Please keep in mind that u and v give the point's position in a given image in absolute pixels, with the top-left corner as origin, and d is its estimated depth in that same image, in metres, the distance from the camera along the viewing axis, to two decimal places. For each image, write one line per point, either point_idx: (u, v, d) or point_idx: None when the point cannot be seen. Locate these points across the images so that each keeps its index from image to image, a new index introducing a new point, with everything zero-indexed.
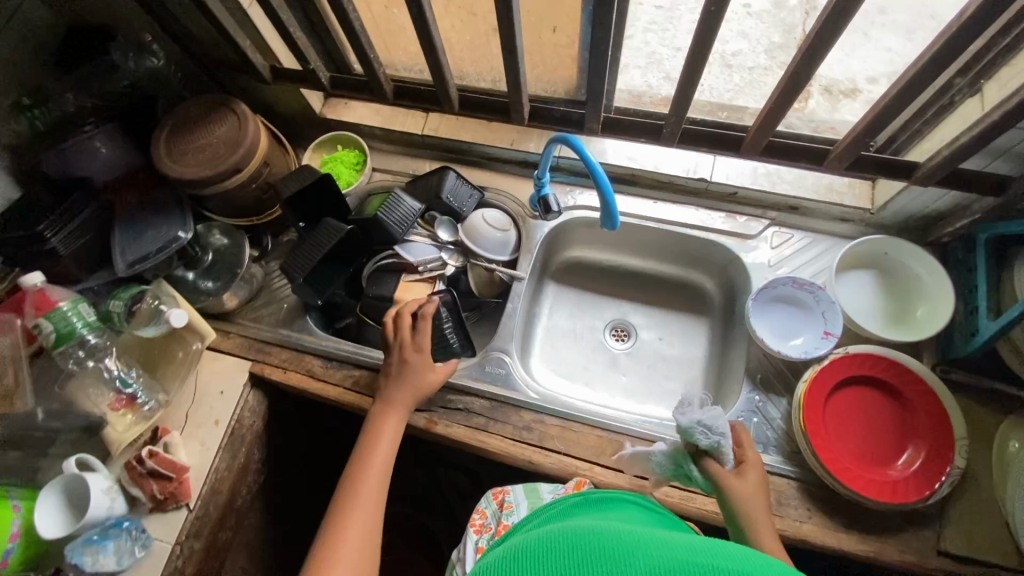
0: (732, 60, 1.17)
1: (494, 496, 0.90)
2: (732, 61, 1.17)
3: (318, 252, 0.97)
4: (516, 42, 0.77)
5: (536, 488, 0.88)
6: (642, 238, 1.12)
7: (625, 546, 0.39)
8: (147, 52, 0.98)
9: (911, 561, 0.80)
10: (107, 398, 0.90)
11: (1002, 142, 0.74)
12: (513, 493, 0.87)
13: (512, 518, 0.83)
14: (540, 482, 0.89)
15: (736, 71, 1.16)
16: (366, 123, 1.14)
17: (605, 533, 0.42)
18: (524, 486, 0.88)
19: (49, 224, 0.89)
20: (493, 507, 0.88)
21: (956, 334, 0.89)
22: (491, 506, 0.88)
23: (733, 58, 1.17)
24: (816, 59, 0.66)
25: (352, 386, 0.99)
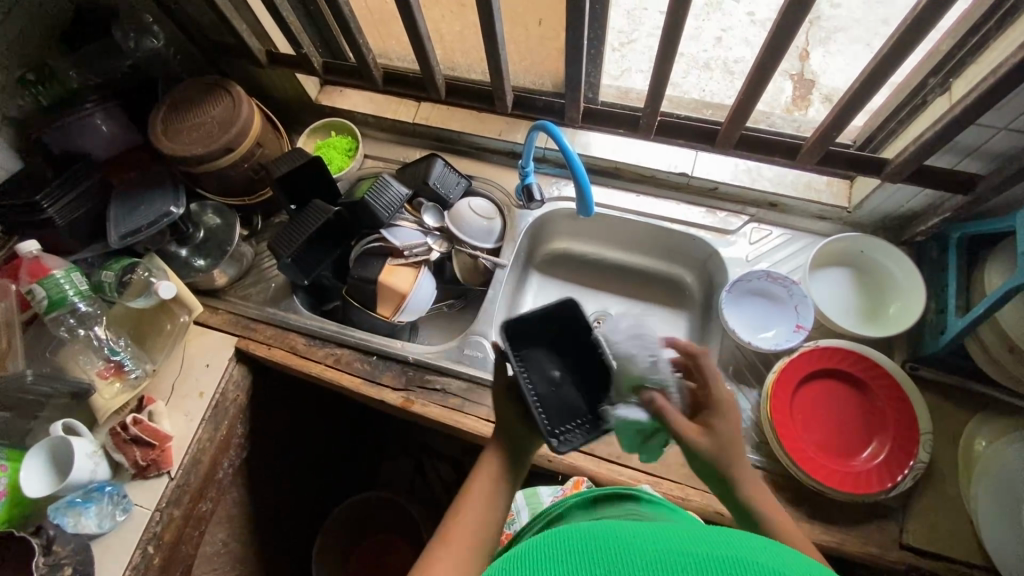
0: (734, 67, 1.10)
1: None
2: (734, 68, 1.11)
3: (304, 231, 1.01)
4: (495, 29, 0.79)
5: (536, 493, 0.95)
6: (625, 231, 1.14)
7: (616, 542, 0.39)
8: (148, 34, 1.01)
9: (873, 553, 0.81)
10: (95, 366, 0.95)
11: (968, 140, 0.76)
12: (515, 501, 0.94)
13: (514, 526, 0.91)
14: (540, 487, 0.95)
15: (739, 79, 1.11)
16: (360, 111, 1.17)
17: (591, 531, 0.42)
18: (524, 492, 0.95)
19: (46, 195, 0.93)
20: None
21: (926, 332, 0.90)
22: None
23: (735, 64, 1.10)
24: (780, 49, 0.69)
25: (334, 364, 1.02)
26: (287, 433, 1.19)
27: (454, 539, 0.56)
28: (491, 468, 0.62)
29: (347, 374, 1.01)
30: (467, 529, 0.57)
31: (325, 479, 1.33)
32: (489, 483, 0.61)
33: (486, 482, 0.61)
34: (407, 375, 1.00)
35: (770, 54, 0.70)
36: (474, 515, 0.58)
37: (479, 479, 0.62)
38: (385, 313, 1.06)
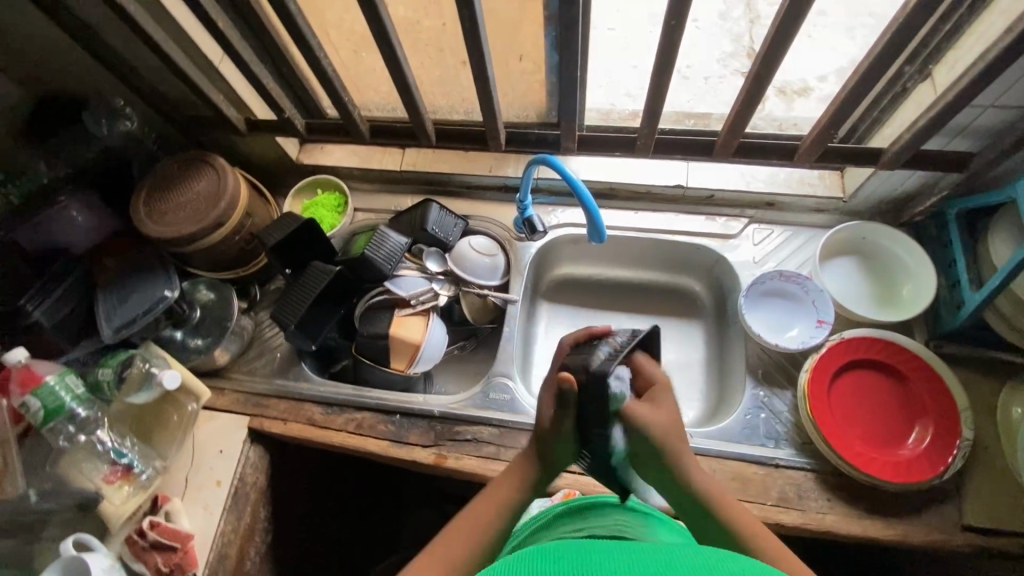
0: (688, 72, 1.16)
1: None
2: (688, 73, 1.16)
3: (308, 296, 0.97)
4: (487, 71, 0.79)
5: (525, 507, 0.90)
6: (628, 249, 1.14)
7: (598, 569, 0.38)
8: (120, 116, 0.97)
9: (937, 540, 0.80)
10: (101, 472, 0.87)
11: (961, 120, 0.78)
12: None
13: None
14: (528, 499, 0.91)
15: (692, 82, 1.15)
16: (344, 165, 1.15)
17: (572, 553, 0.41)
18: (512, 506, 0.91)
19: (30, 297, 0.90)
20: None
21: (942, 309, 0.91)
22: None
23: (688, 69, 1.16)
24: (776, 59, 0.70)
25: (356, 430, 0.97)
26: (310, 507, 1.13)
27: (456, 535, 0.61)
28: (516, 480, 0.65)
29: (372, 438, 0.96)
30: (472, 523, 0.61)
31: (354, 550, 1.26)
32: (513, 489, 0.65)
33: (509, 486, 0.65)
34: (435, 430, 0.96)
35: (765, 63, 0.71)
36: (487, 513, 0.62)
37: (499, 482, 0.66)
38: (398, 367, 1.03)
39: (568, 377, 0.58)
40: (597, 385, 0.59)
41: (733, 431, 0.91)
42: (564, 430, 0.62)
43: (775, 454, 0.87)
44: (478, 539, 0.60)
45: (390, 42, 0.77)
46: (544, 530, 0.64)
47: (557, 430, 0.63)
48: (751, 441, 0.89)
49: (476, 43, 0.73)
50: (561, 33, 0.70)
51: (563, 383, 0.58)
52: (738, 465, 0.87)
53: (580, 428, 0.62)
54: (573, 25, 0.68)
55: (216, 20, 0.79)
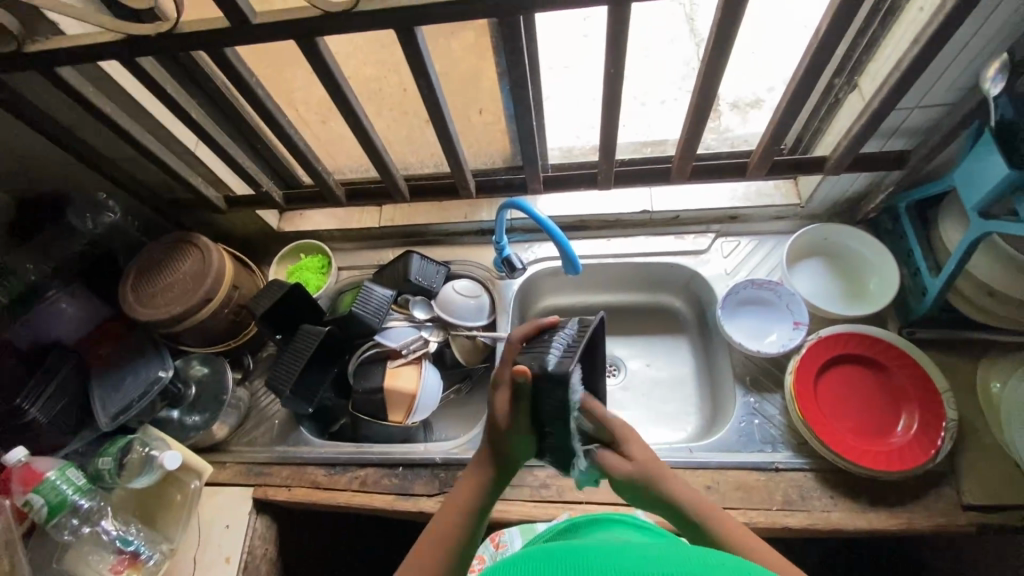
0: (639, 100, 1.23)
1: (490, 538, 0.90)
2: (639, 100, 1.23)
3: (300, 360, 0.98)
4: (450, 131, 0.83)
5: (532, 526, 0.89)
6: (606, 275, 1.17)
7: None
8: (104, 209, 1.01)
9: (941, 523, 0.82)
10: (108, 562, 0.86)
11: (891, 123, 0.84)
12: (508, 532, 0.89)
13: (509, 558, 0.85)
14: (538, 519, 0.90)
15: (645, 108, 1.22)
16: (324, 228, 1.20)
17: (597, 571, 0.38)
18: (519, 525, 0.90)
19: (25, 397, 0.90)
20: (488, 548, 0.89)
21: (909, 297, 0.96)
22: (488, 549, 0.89)
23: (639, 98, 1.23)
24: (710, 93, 0.76)
25: (361, 487, 0.97)
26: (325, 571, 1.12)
27: (428, 546, 0.60)
28: (475, 481, 0.64)
29: (377, 493, 0.96)
30: (441, 534, 0.60)
31: None
32: (471, 498, 0.63)
33: (469, 492, 0.63)
34: (439, 478, 0.96)
35: (704, 95, 0.76)
36: (448, 527, 0.61)
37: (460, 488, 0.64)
38: (397, 419, 1.05)
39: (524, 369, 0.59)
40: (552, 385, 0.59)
41: (730, 440, 0.93)
42: (517, 426, 0.63)
43: (773, 458, 0.89)
44: (447, 548, 0.59)
45: (357, 115, 0.81)
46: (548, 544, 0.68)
47: (513, 422, 0.63)
48: (749, 449, 0.91)
49: (435, 108, 0.78)
50: (512, 89, 0.75)
51: (518, 375, 0.59)
52: (739, 474, 0.89)
53: (537, 425, 0.63)
54: (522, 81, 0.74)
55: (188, 113, 0.83)
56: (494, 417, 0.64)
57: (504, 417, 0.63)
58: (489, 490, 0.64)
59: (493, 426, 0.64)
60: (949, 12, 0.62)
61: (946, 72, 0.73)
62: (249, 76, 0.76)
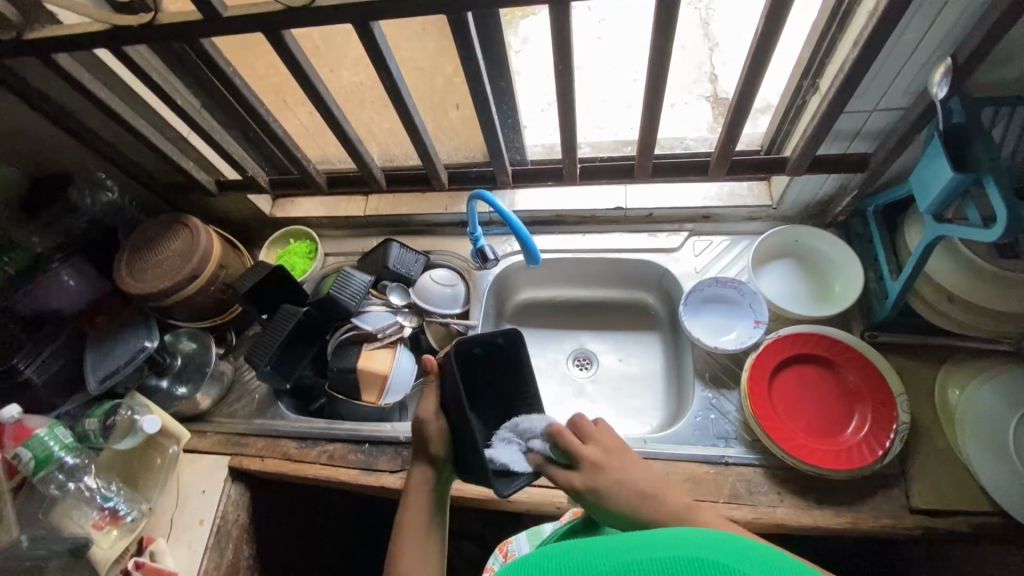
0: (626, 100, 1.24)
1: (500, 549, 0.99)
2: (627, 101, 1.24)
3: (277, 338, 1.03)
4: (415, 122, 0.87)
5: (539, 531, 0.96)
6: (580, 270, 1.20)
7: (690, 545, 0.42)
8: (101, 188, 1.10)
9: (887, 524, 0.82)
10: (91, 517, 0.92)
11: (850, 126, 0.85)
12: (516, 542, 0.97)
13: None
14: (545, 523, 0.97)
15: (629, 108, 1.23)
16: (313, 215, 1.25)
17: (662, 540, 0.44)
18: (527, 534, 0.98)
19: (22, 358, 0.97)
20: (499, 559, 0.98)
21: (872, 301, 0.96)
22: (497, 559, 0.98)
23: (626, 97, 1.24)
24: (660, 87, 0.78)
25: (329, 461, 1.02)
26: (299, 542, 1.17)
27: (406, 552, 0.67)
28: (423, 480, 0.73)
29: (344, 468, 1.01)
30: (414, 537, 0.69)
31: None
32: (423, 500, 0.72)
33: (422, 494, 0.73)
34: (402, 455, 1.00)
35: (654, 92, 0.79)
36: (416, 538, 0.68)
37: (412, 498, 0.72)
38: (370, 399, 1.09)
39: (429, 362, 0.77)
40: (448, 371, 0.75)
41: (684, 433, 0.94)
42: (434, 429, 0.74)
43: (725, 452, 0.91)
44: (420, 540, 0.69)
45: (328, 106, 0.86)
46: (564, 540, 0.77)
47: (435, 424, 0.75)
48: (702, 442, 0.93)
49: (398, 99, 0.82)
50: (469, 83, 0.78)
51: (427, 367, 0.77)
52: (689, 466, 0.90)
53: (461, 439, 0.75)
54: (478, 76, 0.77)
55: (175, 98, 0.89)
56: (422, 426, 0.75)
57: (428, 418, 0.74)
58: (437, 485, 0.74)
59: (422, 433, 0.74)
60: (884, 13, 0.63)
61: (899, 74, 0.74)
62: (226, 66, 0.82)
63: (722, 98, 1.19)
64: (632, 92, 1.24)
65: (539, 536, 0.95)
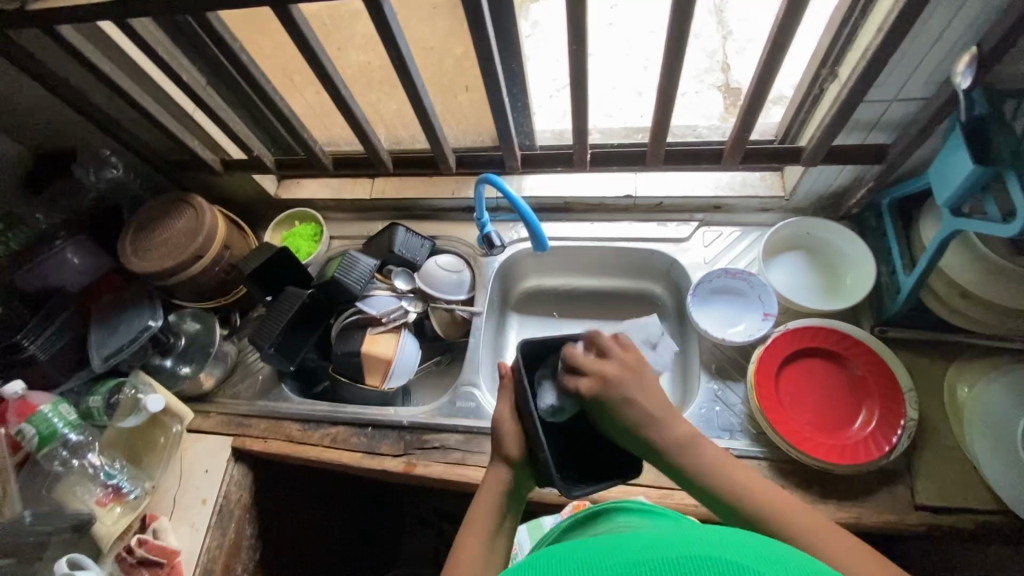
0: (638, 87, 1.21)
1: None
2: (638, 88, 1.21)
3: (281, 320, 1.03)
4: (424, 103, 0.85)
5: (539, 524, 1.01)
6: (587, 258, 1.19)
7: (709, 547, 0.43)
8: (107, 165, 1.07)
9: (891, 520, 0.81)
10: (94, 494, 0.93)
11: (869, 115, 0.83)
12: (518, 535, 1.01)
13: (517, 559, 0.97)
14: (543, 516, 1.02)
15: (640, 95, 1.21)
16: (318, 197, 1.24)
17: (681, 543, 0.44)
18: (528, 526, 1.02)
19: (26, 334, 0.97)
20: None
21: (884, 295, 0.95)
22: None
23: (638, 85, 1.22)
24: (677, 72, 0.76)
25: (332, 444, 1.02)
26: (301, 523, 1.18)
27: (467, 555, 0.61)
28: (496, 485, 0.66)
29: (346, 451, 1.01)
30: (476, 538, 0.62)
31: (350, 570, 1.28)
32: (493, 501, 0.65)
33: (493, 495, 0.66)
34: (405, 440, 1.00)
35: (668, 77, 0.77)
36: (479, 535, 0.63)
37: (482, 498, 0.66)
38: (374, 383, 1.09)
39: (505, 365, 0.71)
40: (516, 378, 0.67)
41: (689, 425, 0.94)
42: (513, 427, 0.67)
43: (729, 444, 0.90)
44: (485, 545, 0.62)
45: (335, 84, 0.84)
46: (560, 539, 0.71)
47: (513, 423, 0.67)
48: (707, 434, 0.92)
49: (407, 79, 0.80)
50: (479, 64, 0.77)
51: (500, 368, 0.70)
52: None
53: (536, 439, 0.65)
54: (489, 56, 0.75)
55: (181, 74, 0.87)
56: (501, 425, 0.67)
57: (503, 418, 0.67)
58: (511, 490, 0.66)
59: (500, 431, 0.67)
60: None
61: (922, 62, 0.72)
62: (232, 41, 0.80)
63: (735, 87, 1.17)
64: (644, 79, 1.21)
65: (539, 530, 1.00)
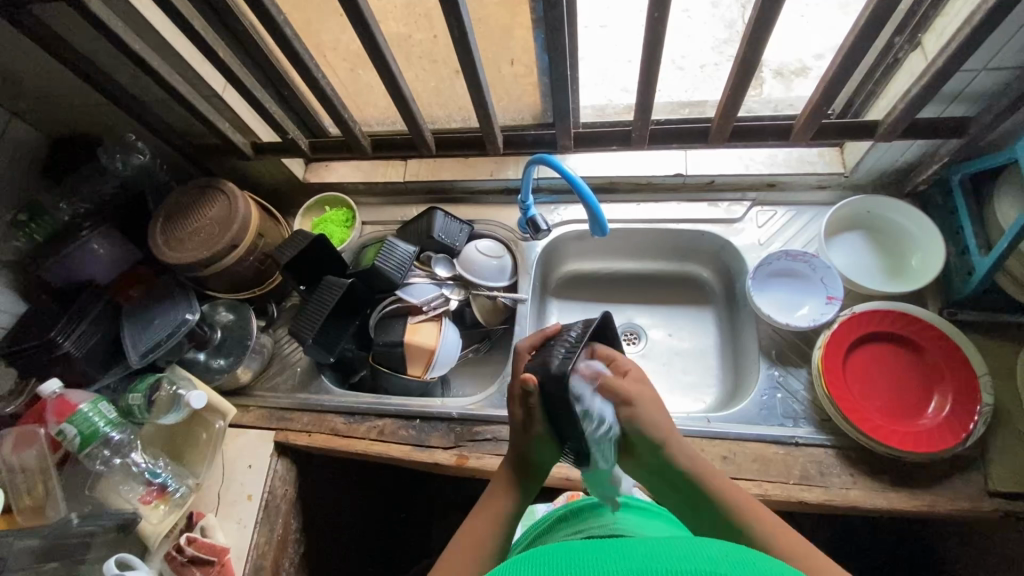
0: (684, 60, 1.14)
1: None
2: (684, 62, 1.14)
3: (324, 309, 0.98)
4: (480, 78, 0.80)
5: (532, 511, 1.00)
6: (633, 241, 1.15)
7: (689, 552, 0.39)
8: (133, 150, 1.02)
9: (966, 507, 0.79)
10: (138, 492, 0.90)
11: (954, 86, 0.78)
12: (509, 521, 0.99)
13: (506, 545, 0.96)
14: (537, 504, 1.01)
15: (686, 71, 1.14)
16: (349, 180, 1.19)
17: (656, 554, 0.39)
18: (520, 512, 1.00)
19: (60, 330, 0.93)
20: None
21: (954, 277, 0.91)
22: None
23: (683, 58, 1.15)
24: (761, 43, 0.70)
25: (378, 437, 0.99)
26: (341, 516, 1.16)
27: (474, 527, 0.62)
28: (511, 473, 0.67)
29: (394, 444, 0.98)
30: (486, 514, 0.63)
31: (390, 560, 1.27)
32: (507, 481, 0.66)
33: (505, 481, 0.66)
34: (455, 432, 0.97)
35: (751, 47, 0.71)
36: (487, 523, 0.62)
37: (489, 497, 0.65)
38: (416, 373, 1.05)
39: (532, 377, 0.61)
40: (556, 390, 0.61)
41: (751, 412, 0.91)
42: (537, 432, 0.65)
43: (794, 433, 0.87)
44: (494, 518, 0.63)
45: (384, 57, 0.79)
46: (547, 531, 0.68)
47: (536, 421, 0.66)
48: (769, 422, 0.90)
49: (465, 51, 0.75)
50: (547, 33, 0.71)
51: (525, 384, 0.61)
52: (757, 446, 0.87)
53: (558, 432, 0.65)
54: (558, 25, 0.70)
55: (217, 51, 0.82)
56: (517, 425, 0.66)
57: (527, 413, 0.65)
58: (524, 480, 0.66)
59: (517, 432, 0.66)
60: None
61: None
62: (276, 12, 0.75)
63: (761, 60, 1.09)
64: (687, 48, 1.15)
65: (532, 517, 0.98)
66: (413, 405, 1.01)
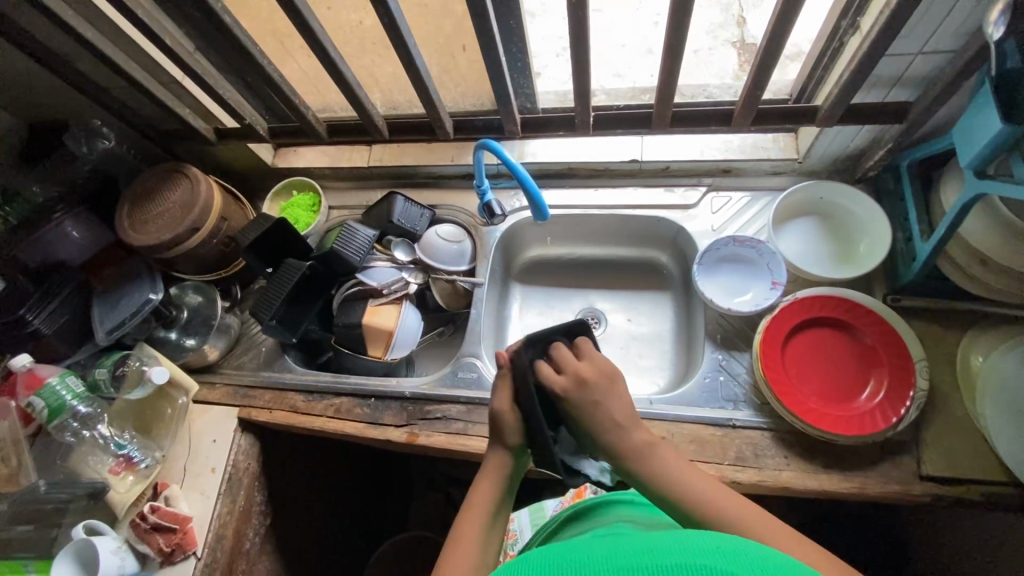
0: None
1: None
2: None
3: (283, 290, 1.00)
4: (417, 63, 0.81)
5: (541, 509, 1.01)
6: (593, 227, 1.16)
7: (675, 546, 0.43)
8: (98, 136, 1.04)
9: (896, 491, 0.80)
10: (106, 463, 0.96)
11: (890, 71, 0.78)
12: (518, 522, 1.01)
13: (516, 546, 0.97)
14: (545, 502, 1.02)
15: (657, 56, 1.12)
16: (316, 166, 1.21)
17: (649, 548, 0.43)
18: (530, 511, 1.02)
19: (29, 308, 0.96)
20: None
21: (899, 263, 0.91)
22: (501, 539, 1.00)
23: None
24: (684, 27, 0.71)
25: (335, 415, 1.03)
26: (308, 488, 1.21)
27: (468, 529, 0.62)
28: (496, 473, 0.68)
29: (349, 421, 1.01)
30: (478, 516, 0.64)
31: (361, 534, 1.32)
32: (496, 482, 0.67)
33: (494, 478, 0.68)
34: (407, 410, 1.01)
35: (675, 32, 0.72)
36: (478, 525, 0.63)
37: (480, 487, 0.67)
38: (376, 354, 1.08)
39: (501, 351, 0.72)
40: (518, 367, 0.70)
41: (692, 395, 0.93)
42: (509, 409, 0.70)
43: (732, 415, 0.89)
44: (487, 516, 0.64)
45: (322, 44, 0.80)
46: (555, 532, 0.73)
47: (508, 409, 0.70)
48: (709, 405, 0.91)
49: (397, 37, 0.76)
50: (472, 19, 0.73)
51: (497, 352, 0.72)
52: (695, 428, 0.89)
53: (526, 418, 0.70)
54: (482, 12, 0.71)
55: (166, 39, 0.84)
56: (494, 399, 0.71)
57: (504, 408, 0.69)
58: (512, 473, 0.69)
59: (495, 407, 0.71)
60: None
61: (952, 11, 0.67)
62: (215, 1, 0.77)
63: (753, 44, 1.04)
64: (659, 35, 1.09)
65: (541, 514, 1.00)
66: (372, 385, 1.04)
